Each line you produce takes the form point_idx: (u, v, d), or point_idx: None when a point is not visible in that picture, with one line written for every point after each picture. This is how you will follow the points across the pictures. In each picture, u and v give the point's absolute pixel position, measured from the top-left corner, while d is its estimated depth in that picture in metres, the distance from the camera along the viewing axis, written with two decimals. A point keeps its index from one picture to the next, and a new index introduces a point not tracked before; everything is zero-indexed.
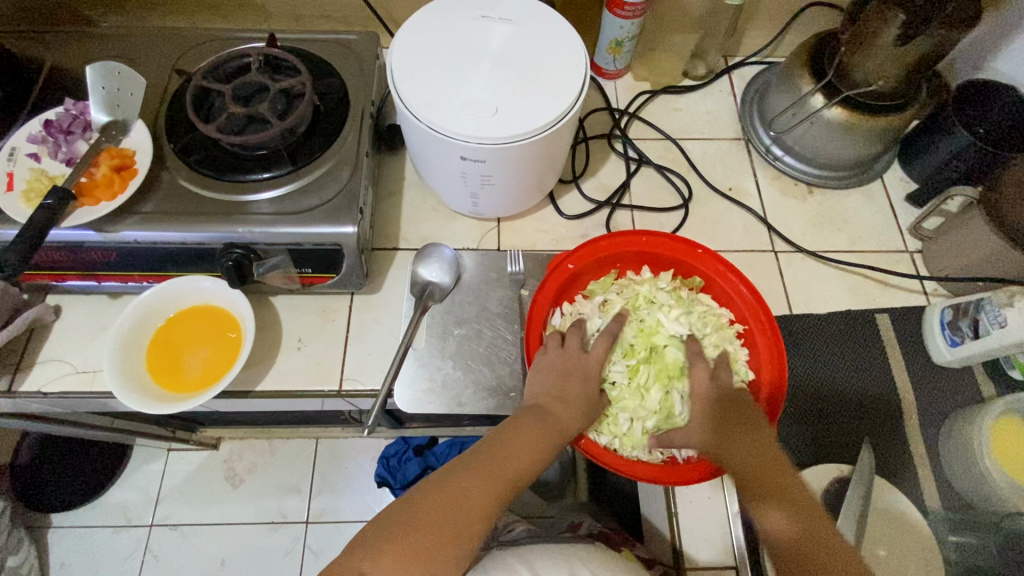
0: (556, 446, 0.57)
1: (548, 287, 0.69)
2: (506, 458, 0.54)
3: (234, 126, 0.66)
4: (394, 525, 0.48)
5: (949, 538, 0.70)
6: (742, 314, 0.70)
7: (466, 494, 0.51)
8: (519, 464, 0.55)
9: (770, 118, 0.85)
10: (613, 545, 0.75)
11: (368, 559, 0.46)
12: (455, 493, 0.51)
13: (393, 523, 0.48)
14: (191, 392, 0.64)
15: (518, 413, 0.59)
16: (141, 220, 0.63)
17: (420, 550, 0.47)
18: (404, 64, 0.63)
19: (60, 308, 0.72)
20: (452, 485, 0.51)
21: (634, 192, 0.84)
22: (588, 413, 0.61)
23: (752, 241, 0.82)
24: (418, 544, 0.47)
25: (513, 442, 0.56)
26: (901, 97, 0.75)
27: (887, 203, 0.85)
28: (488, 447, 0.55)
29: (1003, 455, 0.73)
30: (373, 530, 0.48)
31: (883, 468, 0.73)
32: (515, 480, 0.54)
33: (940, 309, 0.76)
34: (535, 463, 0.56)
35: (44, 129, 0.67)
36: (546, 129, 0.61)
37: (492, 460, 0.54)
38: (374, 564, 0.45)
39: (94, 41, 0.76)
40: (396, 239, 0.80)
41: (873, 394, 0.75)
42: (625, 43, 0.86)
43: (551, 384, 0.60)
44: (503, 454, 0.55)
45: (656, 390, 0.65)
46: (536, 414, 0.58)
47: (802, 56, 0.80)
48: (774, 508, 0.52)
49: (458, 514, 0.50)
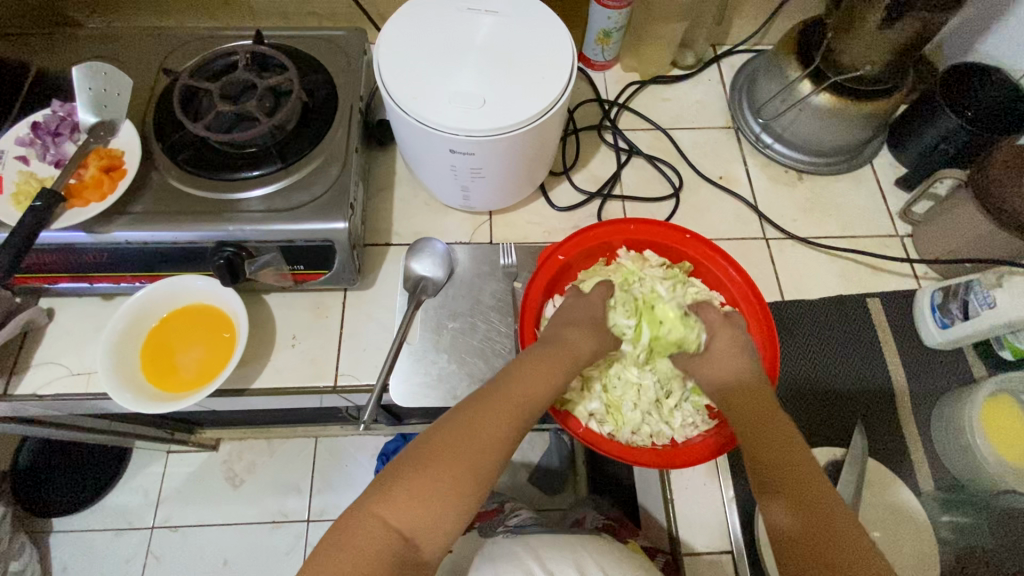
0: (568, 374, 0.57)
1: (539, 280, 0.69)
2: (517, 396, 0.53)
3: (222, 124, 0.66)
4: (407, 469, 0.47)
5: (943, 518, 0.71)
6: (733, 297, 0.71)
7: (480, 435, 0.49)
8: (534, 392, 0.54)
9: (759, 106, 0.85)
10: (619, 538, 0.76)
11: (382, 504, 0.45)
12: (468, 436, 0.49)
13: (405, 468, 0.47)
14: (186, 391, 0.64)
15: (531, 349, 0.58)
16: (132, 220, 0.63)
17: (435, 492, 0.46)
18: (391, 58, 0.63)
19: (54, 310, 0.72)
20: (464, 427, 0.49)
21: (625, 182, 0.85)
22: (595, 352, 0.61)
23: (743, 228, 0.82)
24: (433, 487, 0.46)
25: (527, 372, 0.55)
26: (889, 81, 0.75)
27: (877, 188, 0.85)
28: (498, 387, 0.53)
29: (998, 435, 0.73)
30: (386, 475, 0.47)
31: (878, 451, 0.73)
32: (527, 417, 0.53)
33: (930, 292, 0.76)
34: (550, 390, 0.55)
35: (32, 132, 0.67)
36: (535, 121, 0.61)
37: (506, 389, 0.53)
38: (389, 510, 0.45)
39: (79, 43, 0.76)
40: (389, 235, 0.80)
41: (866, 377, 0.76)
42: (613, 33, 0.86)
43: (559, 331, 0.61)
44: (514, 393, 0.53)
45: (646, 374, 0.67)
46: (547, 348, 0.58)
47: (789, 43, 0.80)
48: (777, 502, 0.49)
49: (473, 455, 0.48)
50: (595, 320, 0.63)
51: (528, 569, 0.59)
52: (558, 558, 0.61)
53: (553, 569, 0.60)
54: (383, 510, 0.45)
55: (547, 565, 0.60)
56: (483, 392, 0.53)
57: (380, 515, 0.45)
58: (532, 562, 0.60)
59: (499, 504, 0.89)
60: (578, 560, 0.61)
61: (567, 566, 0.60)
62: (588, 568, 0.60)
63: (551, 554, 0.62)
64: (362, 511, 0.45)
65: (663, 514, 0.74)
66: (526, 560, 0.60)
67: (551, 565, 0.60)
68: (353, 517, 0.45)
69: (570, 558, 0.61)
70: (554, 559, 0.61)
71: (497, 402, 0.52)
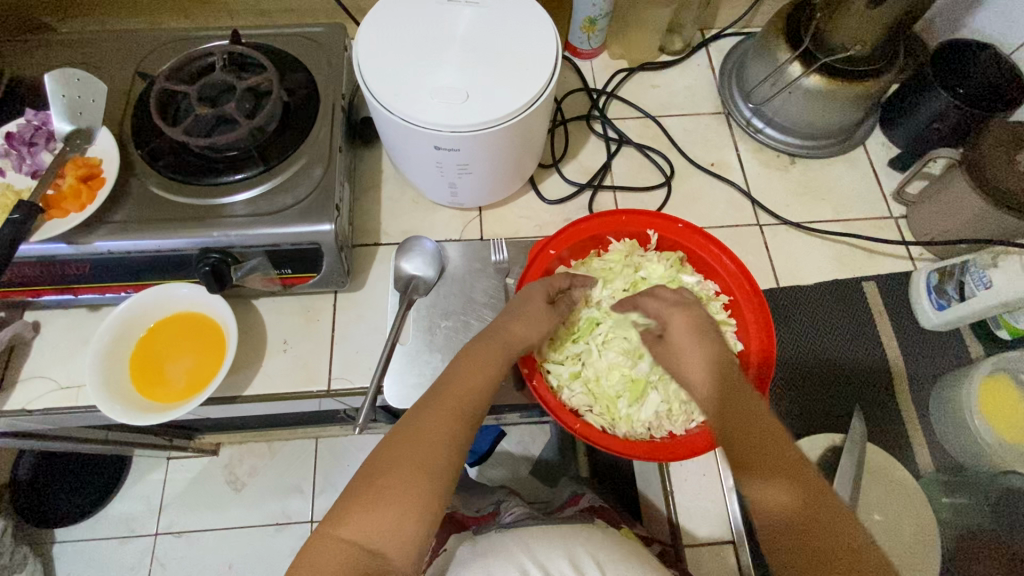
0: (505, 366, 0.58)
1: (530, 275, 0.68)
2: (457, 394, 0.54)
3: (202, 128, 0.64)
4: (359, 485, 0.48)
5: (941, 499, 0.71)
6: (727, 286, 0.69)
7: (424, 437, 0.50)
8: (473, 387, 0.55)
9: (749, 90, 0.84)
10: (613, 523, 0.74)
11: (341, 523, 0.45)
12: (414, 439, 0.50)
13: (359, 485, 0.48)
14: (176, 402, 0.63)
15: (469, 345, 0.59)
16: (114, 229, 0.62)
17: (391, 500, 0.46)
18: (371, 54, 0.61)
19: (39, 324, 0.71)
20: (410, 433, 0.51)
21: (616, 172, 0.84)
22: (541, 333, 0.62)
23: (736, 215, 0.81)
24: (387, 496, 0.47)
25: (464, 368, 0.56)
26: (880, 60, 0.73)
27: (871, 170, 0.84)
28: (436, 391, 0.55)
29: (997, 415, 0.73)
30: (342, 497, 0.48)
31: (875, 435, 0.73)
32: (469, 413, 0.54)
33: (926, 272, 0.75)
34: (490, 382, 0.56)
35: (7, 142, 0.66)
36: (520, 113, 0.59)
37: (446, 392, 0.54)
38: (347, 527, 0.45)
39: (52, 49, 0.74)
40: (377, 235, 0.79)
41: (863, 363, 0.75)
42: (598, 20, 0.84)
43: (499, 325, 0.61)
44: (448, 392, 0.54)
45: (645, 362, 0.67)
46: (481, 342, 0.59)
47: (778, 24, 0.78)
48: (772, 493, 0.48)
49: (421, 457, 0.49)
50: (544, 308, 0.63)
51: (523, 567, 0.58)
52: (551, 550, 0.61)
53: (546, 564, 0.59)
54: (343, 528, 0.45)
55: (541, 561, 0.59)
56: (423, 399, 0.54)
57: (340, 534, 0.45)
58: (525, 558, 0.60)
59: (494, 506, 0.86)
60: (572, 554, 0.60)
61: (559, 559, 0.59)
62: (582, 560, 0.59)
63: (551, 548, 0.61)
64: (323, 535, 0.45)
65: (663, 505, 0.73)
66: (519, 556, 0.60)
67: (542, 556, 0.60)
68: (317, 538, 0.45)
69: (563, 552, 0.60)
70: (546, 553, 0.61)
71: (436, 403, 0.53)
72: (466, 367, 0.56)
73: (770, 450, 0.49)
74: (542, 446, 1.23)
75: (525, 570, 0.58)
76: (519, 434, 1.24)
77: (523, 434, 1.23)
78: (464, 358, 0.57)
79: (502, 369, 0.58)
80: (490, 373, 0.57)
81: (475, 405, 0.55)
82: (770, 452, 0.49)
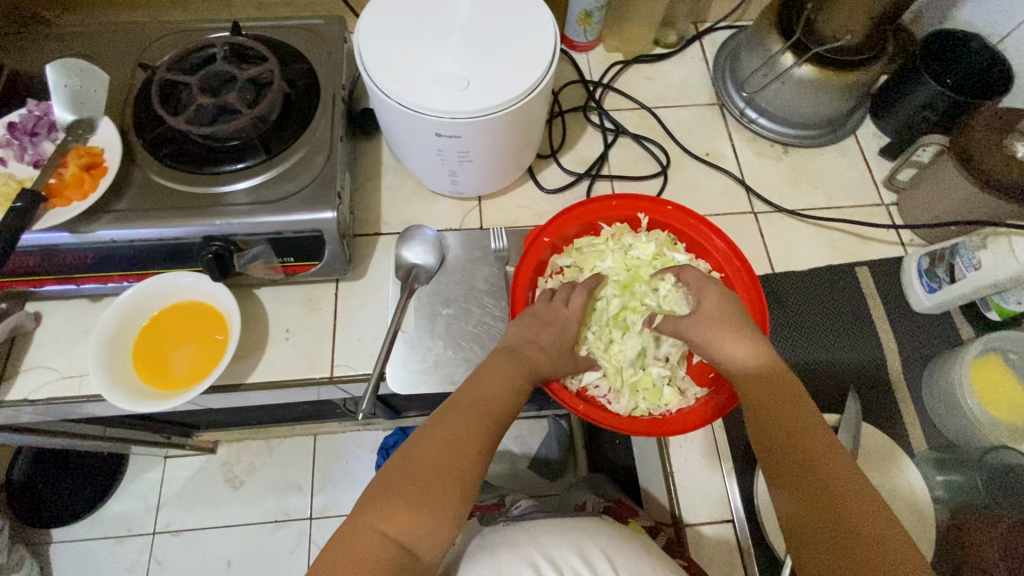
0: (530, 380, 0.59)
1: (528, 262, 0.69)
2: (484, 404, 0.55)
3: (203, 117, 0.65)
4: (394, 481, 0.49)
5: (937, 477, 0.73)
6: (719, 264, 0.71)
7: (457, 439, 0.52)
8: (501, 399, 0.56)
9: (742, 80, 0.86)
10: (620, 518, 0.76)
11: (377, 517, 0.46)
12: (446, 442, 0.51)
13: (393, 481, 0.49)
14: (179, 391, 0.63)
15: (494, 355, 0.60)
16: (116, 218, 0.62)
17: (425, 498, 0.48)
18: (372, 43, 0.62)
19: (41, 314, 0.71)
20: (442, 434, 0.52)
21: (613, 162, 0.85)
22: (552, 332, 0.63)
23: (731, 204, 0.82)
24: (422, 495, 0.48)
25: (490, 378, 0.57)
26: (870, 50, 0.75)
27: (862, 158, 0.86)
28: (466, 395, 0.56)
29: (989, 391, 0.75)
30: (375, 489, 0.49)
31: (870, 416, 0.75)
32: (498, 421, 0.55)
33: (917, 257, 0.77)
34: (515, 393, 0.57)
35: (8, 133, 0.66)
36: (520, 100, 0.60)
37: (476, 401, 0.55)
38: (383, 520, 0.46)
39: (52, 41, 0.74)
40: (377, 224, 0.79)
41: (855, 346, 0.77)
42: (594, 13, 0.86)
43: (524, 330, 0.62)
44: (477, 402, 0.55)
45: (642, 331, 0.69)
46: (507, 353, 0.60)
47: (770, 16, 0.80)
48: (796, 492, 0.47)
49: (454, 460, 0.50)
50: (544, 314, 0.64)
51: (534, 563, 0.57)
52: (560, 545, 0.60)
53: (558, 559, 0.58)
54: (379, 521, 0.46)
55: (552, 556, 0.58)
56: (451, 402, 0.56)
57: (375, 526, 0.46)
58: (537, 554, 0.58)
59: (499, 498, 0.91)
60: (583, 549, 0.59)
61: (572, 553, 0.59)
62: (595, 558, 0.58)
63: (553, 535, 0.62)
64: (359, 525, 0.46)
65: (665, 489, 0.74)
66: (529, 552, 0.59)
67: (550, 548, 0.59)
68: (351, 527, 0.46)
69: (573, 547, 0.59)
70: (556, 548, 0.59)
71: (466, 411, 0.54)
72: (491, 379, 0.57)
73: (804, 451, 0.48)
74: (540, 440, 1.24)
75: (541, 564, 0.57)
76: (517, 429, 1.24)
77: (521, 429, 1.24)
78: (492, 368, 0.58)
79: (528, 380, 0.59)
80: (517, 383, 0.58)
81: (503, 415, 0.56)
82: (802, 452, 0.49)
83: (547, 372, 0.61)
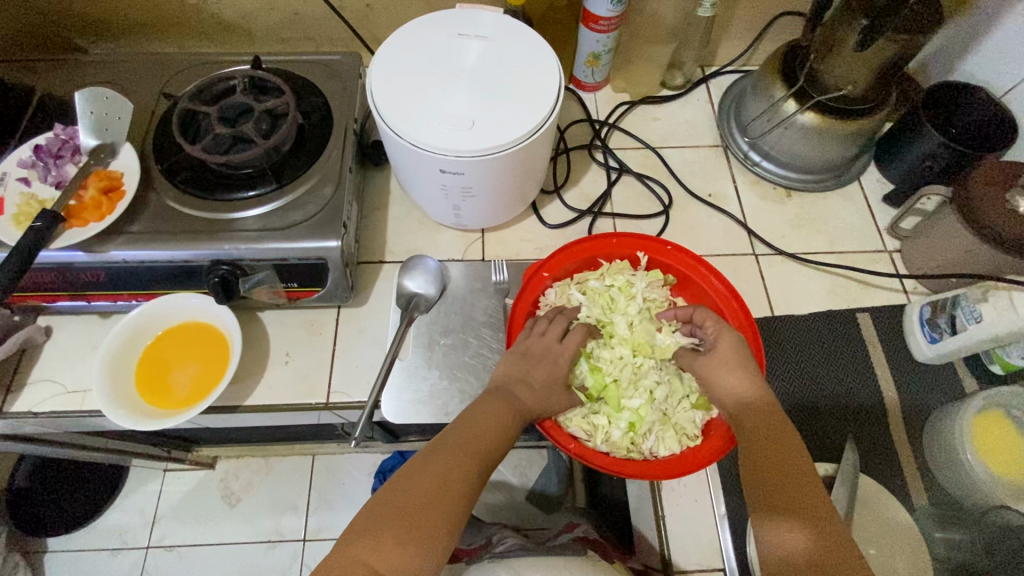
0: (520, 422, 0.59)
1: (525, 297, 0.71)
2: (474, 442, 0.55)
3: (220, 146, 0.67)
4: (384, 514, 0.49)
5: (936, 534, 0.72)
6: (716, 305, 0.71)
7: (448, 475, 0.52)
8: (489, 438, 0.56)
9: (746, 124, 0.87)
10: (603, 553, 0.73)
11: (365, 549, 0.46)
12: (433, 477, 0.51)
13: (383, 513, 0.49)
14: (176, 410, 0.64)
15: (486, 393, 0.61)
16: (130, 239, 0.64)
17: (412, 534, 0.48)
18: (383, 83, 0.65)
19: (51, 328, 0.73)
20: (434, 468, 0.52)
21: (616, 200, 0.86)
22: (548, 377, 0.63)
23: (732, 245, 0.83)
24: (409, 531, 0.48)
25: (481, 416, 0.58)
26: (872, 100, 0.76)
27: (866, 204, 0.86)
28: (459, 428, 0.56)
29: (986, 450, 0.74)
30: (364, 521, 0.49)
31: (867, 467, 0.74)
32: (487, 460, 0.55)
33: (919, 306, 0.77)
34: (505, 433, 0.57)
35: (34, 155, 0.69)
36: (523, 141, 0.62)
37: (466, 437, 0.55)
38: (371, 552, 0.46)
39: (83, 68, 0.78)
40: (382, 253, 0.81)
41: (854, 394, 0.76)
42: (602, 56, 0.88)
43: (517, 367, 0.62)
44: (466, 441, 0.55)
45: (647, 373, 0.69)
46: (500, 394, 0.60)
47: (773, 64, 0.81)
48: (788, 532, 0.47)
49: (441, 495, 0.50)
50: (542, 356, 0.64)
51: None
52: None
53: None
54: (367, 553, 0.46)
55: None
56: (444, 436, 0.56)
57: (362, 559, 0.46)
58: None
59: (487, 539, 0.85)
60: None
61: None
62: None
63: None
64: (346, 557, 0.46)
65: (656, 533, 0.73)
66: None
67: None
68: (339, 556, 0.46)
69: None
70: None
71: (454, 448, 0.54)
72: (482, 418, 0.57)
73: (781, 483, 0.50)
74: (539, 471, 1.22)
75: None
76: (516, 459, 1.23)
77: (520, 459, 1.23)
78: (484, 407, 0.58)
79: (519, 422, 0.59)
80: (508, 423, 0.58)
81: (494, 453, 0.56)
82: (800, 501, 0.49)
83: (537, 414, 0.61)
